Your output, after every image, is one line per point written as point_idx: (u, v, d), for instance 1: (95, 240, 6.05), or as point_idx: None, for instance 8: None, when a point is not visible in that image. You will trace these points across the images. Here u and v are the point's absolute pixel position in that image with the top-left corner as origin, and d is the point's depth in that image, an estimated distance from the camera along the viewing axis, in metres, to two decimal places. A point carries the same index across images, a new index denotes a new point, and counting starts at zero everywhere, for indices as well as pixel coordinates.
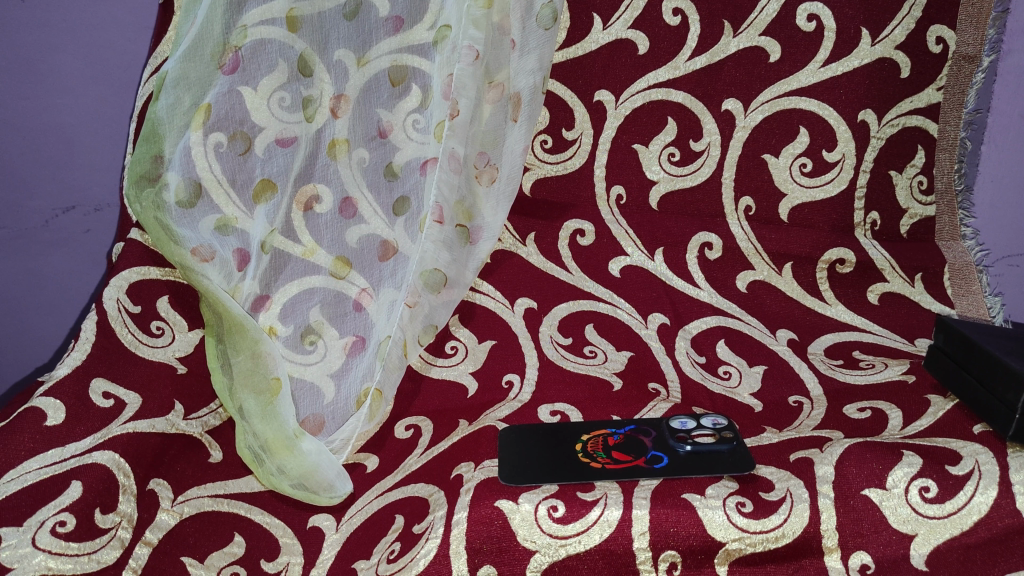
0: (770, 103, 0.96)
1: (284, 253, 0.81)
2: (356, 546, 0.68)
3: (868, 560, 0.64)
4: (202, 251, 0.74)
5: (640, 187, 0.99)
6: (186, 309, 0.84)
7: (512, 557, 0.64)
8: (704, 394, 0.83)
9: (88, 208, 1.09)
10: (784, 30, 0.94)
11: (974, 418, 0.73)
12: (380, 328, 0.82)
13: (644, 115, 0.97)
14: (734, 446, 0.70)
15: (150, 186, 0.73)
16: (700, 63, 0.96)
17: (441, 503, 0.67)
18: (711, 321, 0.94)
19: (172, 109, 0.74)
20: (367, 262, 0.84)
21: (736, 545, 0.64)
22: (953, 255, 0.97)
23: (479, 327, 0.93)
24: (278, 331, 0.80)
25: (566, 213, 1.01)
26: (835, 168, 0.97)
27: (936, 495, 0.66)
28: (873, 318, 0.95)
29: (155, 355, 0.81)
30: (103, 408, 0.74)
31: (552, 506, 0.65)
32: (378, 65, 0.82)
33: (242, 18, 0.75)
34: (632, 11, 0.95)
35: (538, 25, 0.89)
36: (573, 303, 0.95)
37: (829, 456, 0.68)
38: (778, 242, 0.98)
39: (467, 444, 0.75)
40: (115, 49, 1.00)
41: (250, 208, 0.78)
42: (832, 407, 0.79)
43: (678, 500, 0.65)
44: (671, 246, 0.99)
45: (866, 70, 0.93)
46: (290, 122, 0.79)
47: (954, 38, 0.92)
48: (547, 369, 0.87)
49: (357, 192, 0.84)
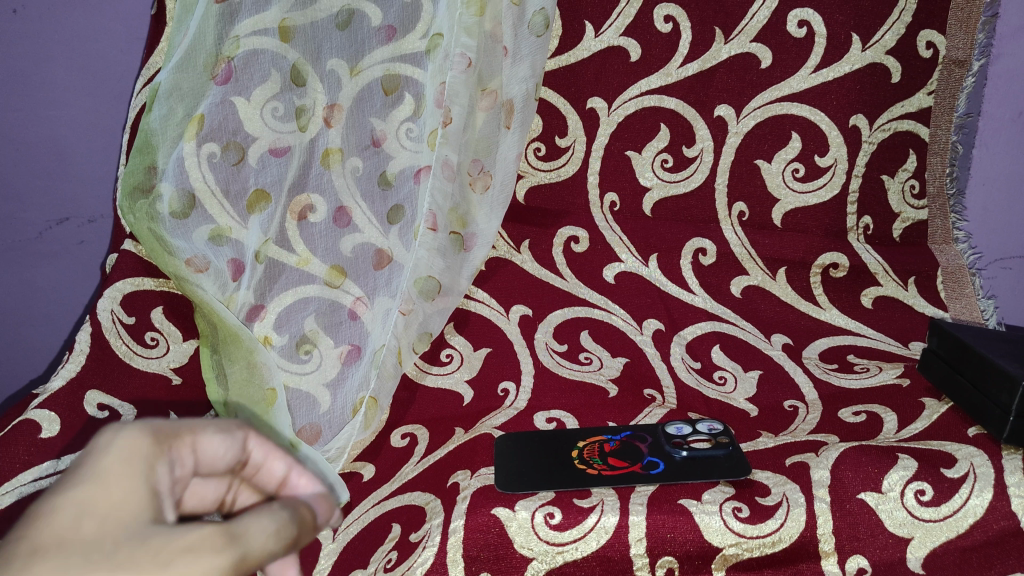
0: (762, 108, 0.96)
1: (280, 261, 0.81)
2: (353, 555, 0.67)
3: (864, 564, 0.65)
4: (196, 262, 0.75)
5: (633, 194, 1.00)
6: (180, 320, 0.84)
7: (508, 564, 0.65)
8: (699, 399, 0.83)
9: (81, 220, 1.09)
10: (775, 36, 0.94)
11: (968, 421, 0.73)
12: (375, 337, 0.82)
13: (636, 122, 0.98)
14: (728, 451, 0.70)
15: (143, 197, 0.75)
16: (692, 69, 0.96)
17: (438, 511, 0.67)
18: (706, 327, 0.94)
19: (165, 119, 0.74)
20: (361, 271, 0.84)
21: (733, 549, 0.65)
22: (947, 259, 0.97)
23: (472, 335, 0.93)
24: (273, 340, 0.79)
25: (560, 221, 1.01)
26: (826, 173, 0.97)
27: (931, 498, 0.66)
28: (868, 322, 0.95)
29: (150, 366, 0.81)
30: (97, 420, 0.74)
31: (549, 513, 0.65)
32: (370, 74, 0.82)
33: (234, 29, 0.75)
34: (624, 18, 0.95)
35: (529, 32, 0.89)
36: (566, 310, 0.96)
37: (825, 460, 0.68)
38: (771, 247, 0.99)
39: (463, 452, 0.75)
40: (107, 60, 1.00)
41: (245, 218, 0.78)
42: (827, 412, 0.79)
43: (675, 506, 0.65)
44: (664, 252, 0.99)
45: (856, 76, 0.94)
46: (283, 132, 0.79)
47: (944, 42, 0.93)
48: (542, 376, 0.87)
49: (352, 201, 0.83)
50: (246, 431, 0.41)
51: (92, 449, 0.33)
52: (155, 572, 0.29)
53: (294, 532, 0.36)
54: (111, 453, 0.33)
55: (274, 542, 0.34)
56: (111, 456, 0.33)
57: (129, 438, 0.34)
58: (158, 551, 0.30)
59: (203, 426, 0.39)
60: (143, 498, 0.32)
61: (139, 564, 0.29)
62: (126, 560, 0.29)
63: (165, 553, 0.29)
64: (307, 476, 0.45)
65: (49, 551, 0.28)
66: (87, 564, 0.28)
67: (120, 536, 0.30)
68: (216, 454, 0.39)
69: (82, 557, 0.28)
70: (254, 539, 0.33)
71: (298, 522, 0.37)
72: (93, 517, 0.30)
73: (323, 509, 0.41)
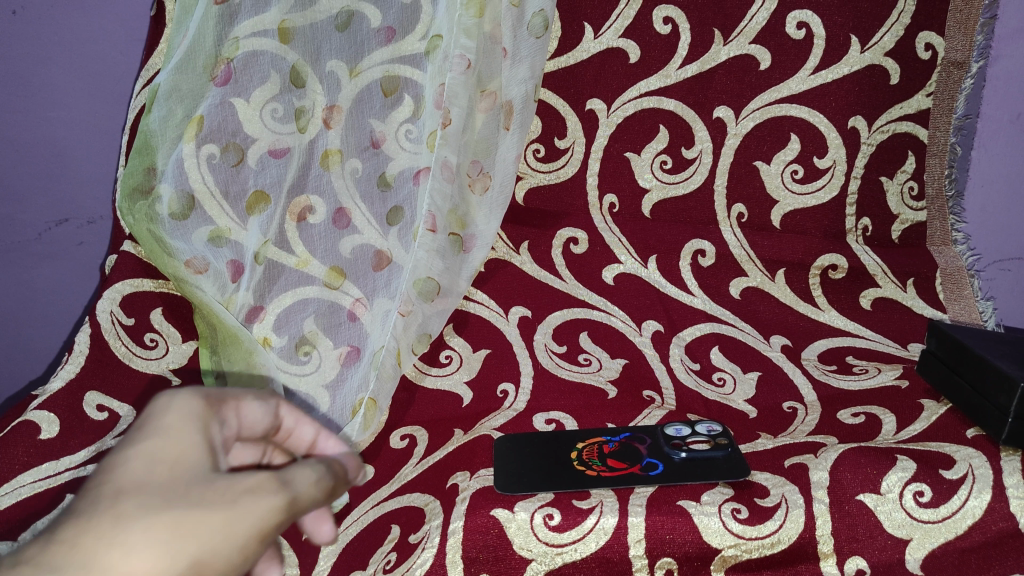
0: (761, 110, 0.96)
1: (279, 263, 0.80)
2: (352, 556, 0.67)
3: (863, 565, 0.65)
4: (195, 263, 0.76)
5: (632, 195, 1.00)
6: (180, 321, 0.84)
7: (507, 565, 0.65)
8: (698, 401, 0.83)
9: (81, 221, 1.09)
10: (774, 38, 0.94)
11: (967, 423, 0.73)
12: (374, 339, 0.82)
13: (635, 124, 0.98)
14: (728, 453, 0.70)
15: (143, 198, 0.76)
16: (691, 70, 0.96)
17: (437, 512, 0.67)
18: (705, 328, 0.94)
19: (165, 121, 0.75)
20: (360, 272, 0.84)
21: (731, 551, 0.65)
22: (944, 260, 0.97)
23: (472, 336, 0.93)
24: (272, 342, 0.79)
25: (560, 222, 1.01)
26: (825, 175, 0.97)
27: (930, 500, 0.66)
28: (867, 323, 0.95)
29: (148, 367, 0.81)
30: (96, 421, 0.75)
31: (548, 514, 0.65)
32: (369, 76, 0.82)
33: (233, 30, 0.75)
34: (623, 20, 0.95)
35: (529, 33, 0.89)
36: (565, 311, 0.96)
37: (824, 462, 0.68)
38: (770, 248, 0.99)
39: (462, 453, 0.75)
40: (106, 62, 1.00)
41: (244, 219, 0.78)
42: (826, 413, 0.79)
43: (674, 507, 0.65)
44: (663, 254, 1.00)
45: (855, 77, 0.94)
46: (282, 133, 0.79)
47: (943, 44, 0.92)
48: (541, 377, 0.87)
49: (351, 203, 0.83)
50: (281, 399, 0.41)
51: (152, 402, 0.32)
52: (228, 509, 0.29)
53: (336, 481, 0.36)
54: (173, 404, 0.32)
55: (322, 491, 0.34)
56: (175, 406, 0.32)
57: (187, 392, 0.33)
58: (227, 491, 0.29)
59: (245, 391, 0.38)
60: (208, 445, 0.32)
61: (216, 502, 0.29)
62: (202, 497, 0.29)
63: (235, 493, 0.30)
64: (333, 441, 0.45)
65: (130, 491, 0.28)
66: (167, 504, 0.28)
67: (189, 476, 0.29)
68: (258, 416, 0.38)
69: (160, 497, 0.28)
70: (309, 484, 0.33)
71: (339, 474, 0.37)
72: (164, 458, 0.29)
73: (353, 465, 0.41)
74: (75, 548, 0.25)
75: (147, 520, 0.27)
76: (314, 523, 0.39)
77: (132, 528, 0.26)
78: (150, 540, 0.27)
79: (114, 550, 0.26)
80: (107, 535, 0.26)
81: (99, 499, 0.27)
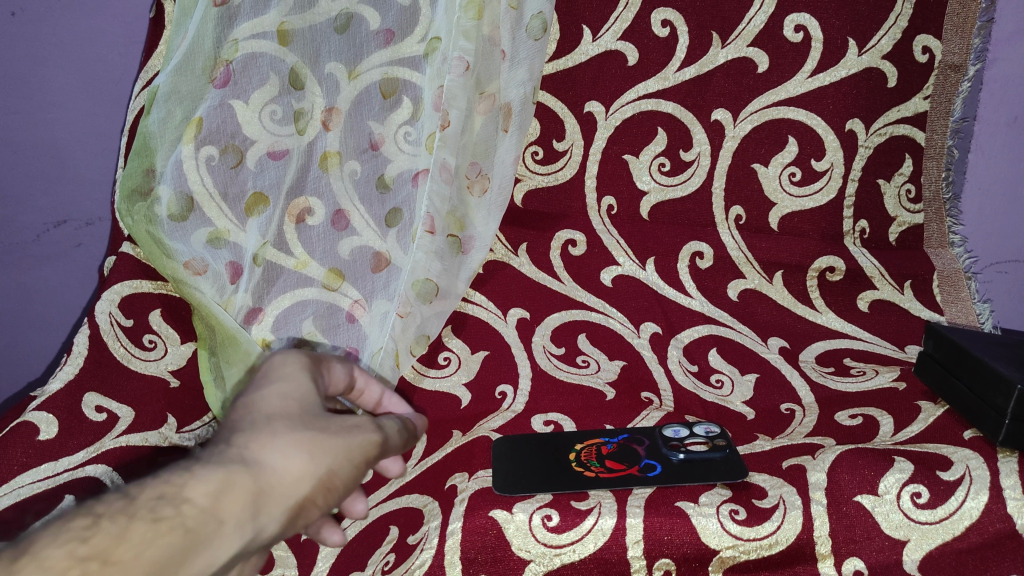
0: (759, 112, 0.96)
1: (277, 265, 0.80)
2: (351, 557, 0.67)
3: (861, 566, 0.65)
4: (194, 264, 0.75)
5: (630, 197, 1.01)
6: (179, 322, 0.83)
7: (506, 566, 0.65)
8: (696, 402, 0.83)
9: (79, 223, 1.09)
10: (772, 41, 0.94)
11: (963, 424, 0.73)
12: (373, 340, 0.82)
13: (633, 126, 0.98)
14: (726, 454, 0.70)
15: (142, 200, 0.76)
16: (689, 73, 0.96)
17: (436, 513, 0.67)
18: (703, 330, 0.94)
19: (164, 123, 0.75)
20: (358, 273, 0.83)
21: (729, 552, 0.65)
22: (942, 263, 0.98)
23: (470, 338, 0.93)
24: (271, 343, 0.79)
25: (558, 224, 1.02)
26: (823, 177, 0.97)
27: (927, 501, 0.66)
28: (865, 326, 0.95)
29: (147, 368, 0.81)
30: (94, 422, 0.75)
31: (546, 516, 0.65)
32: (369, 78, 0.82)
33: (233, 32, 0.75)
34: (621, 22, 0.95)
35: (528, 35, 0.89)
36: (564, 312, 0.96)
37: (822, 462, 0.68)
38: (768, 250, 0.99)
39: (461, 454, 0.75)
40: (105, 63, 1.00)
41: (243, 221, 0.78)
42: (823, 415, 0.79)
43: (673, 508, 0.65)
44: (661, 256, 1.00)
45: (852, 80, 0.94)
46: (282, 134, 0.79)
47: (940, 47, 0.93)
48: (539, 379, 0.88)
49: (350, 205, 0.83)
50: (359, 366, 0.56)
51: (273, 362, 0.47)
52: (344, 434, 0.43)
53: (405, 435, 0.51)
54: (289, 366, 0.47)
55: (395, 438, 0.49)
56: (291, 365, 0.47)
57: (295, 357, 0.48)
58: (339, 424, 0.43)
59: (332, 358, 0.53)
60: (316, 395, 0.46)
61: (335, 430, 0.43)
62: (325, 426, 0.43)
63: (347, 425, 0.44)
64: (394, 401, 0.60)
65: (278, 417, 0.41)
66: (305, 426, 0.41)
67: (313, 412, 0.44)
68: (342, 378, 0.54)
69: (298, 423, 0.41)
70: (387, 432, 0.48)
71: (408, 431, 0.51)
72: (293, 398, 0.44)
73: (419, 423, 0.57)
74: (247, 449, 0.38)
75: (292, 437, 0.40)
76: (389, 462, 0.57)
77: (283, 440, 0.40)
78: (297, 447, 0.40)
79: (273, 454, 0.39)
80: (268, 444, 0.39)
81: (258, 420, 0.41)
